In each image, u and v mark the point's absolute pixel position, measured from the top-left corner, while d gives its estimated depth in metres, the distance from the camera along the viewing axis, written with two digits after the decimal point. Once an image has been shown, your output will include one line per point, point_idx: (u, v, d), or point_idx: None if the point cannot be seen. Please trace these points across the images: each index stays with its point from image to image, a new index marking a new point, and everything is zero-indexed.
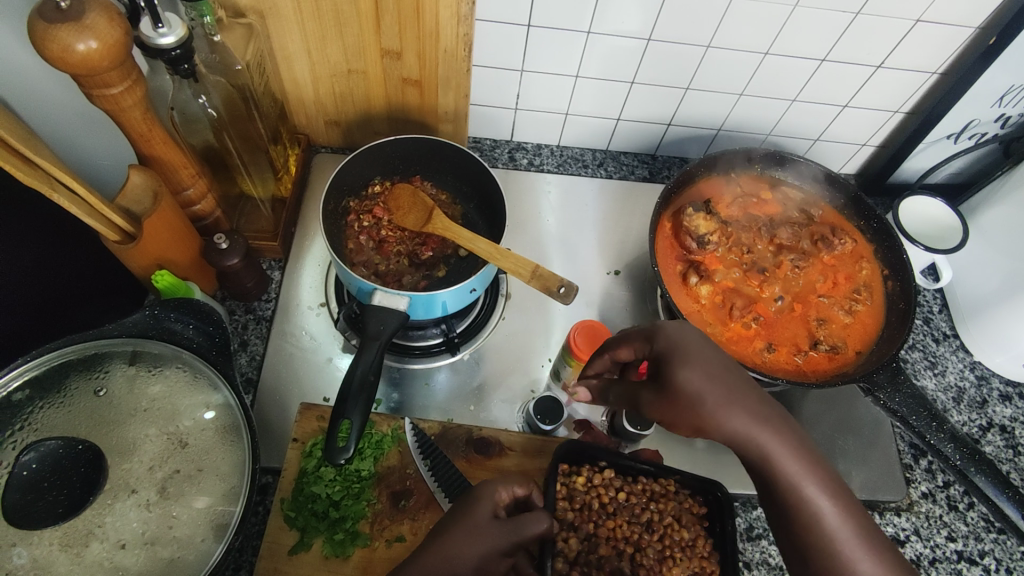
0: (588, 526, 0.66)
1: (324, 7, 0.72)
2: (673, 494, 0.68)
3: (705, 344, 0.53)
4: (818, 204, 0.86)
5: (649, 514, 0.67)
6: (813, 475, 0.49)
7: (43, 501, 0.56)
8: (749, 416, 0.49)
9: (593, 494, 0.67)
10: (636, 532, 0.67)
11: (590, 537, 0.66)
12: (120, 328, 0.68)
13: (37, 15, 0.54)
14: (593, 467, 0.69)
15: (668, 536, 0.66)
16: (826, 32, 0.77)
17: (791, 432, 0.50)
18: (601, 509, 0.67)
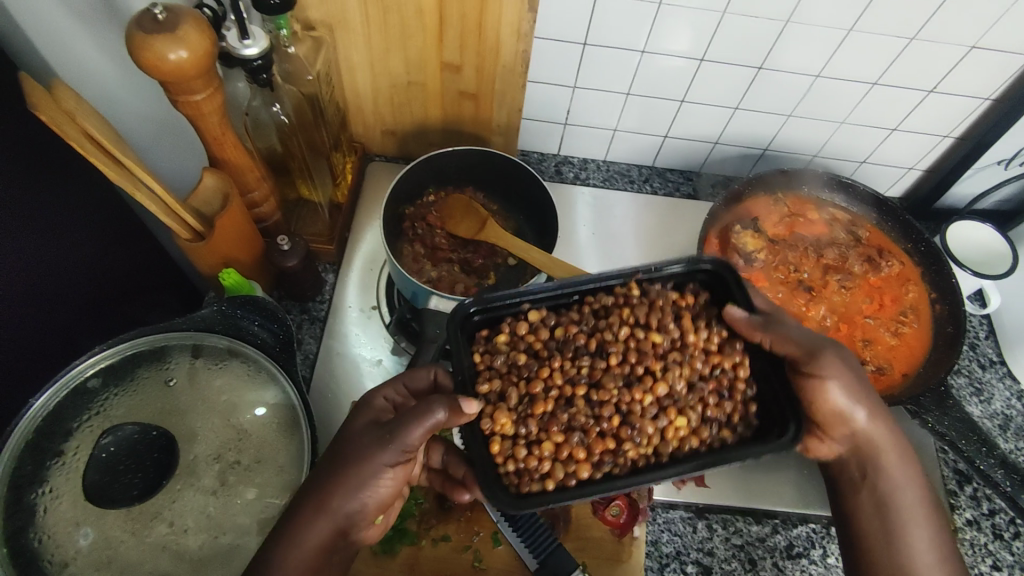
0: (510, 401, 0.55)
1: (390, 22, 0.75)
2: (636, 297, 0.60)
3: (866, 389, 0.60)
4: (866, 226, 0.86)
5: (606, 346, 0.58)
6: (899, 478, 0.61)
7: (120, 483, 0.60)
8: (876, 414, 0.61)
9: (510, 370, 0.57)
10: (589, 390, 0.57)
11: (519, 420, 0.55)
12: (189, 322, 0.71)
13: (136, 25, 0.58)
14: (515, 320, 0.60)
15: (634, 355, 0.58)
16: (879, 56, 0.78)
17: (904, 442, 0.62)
18: (529, 369, 0.57)
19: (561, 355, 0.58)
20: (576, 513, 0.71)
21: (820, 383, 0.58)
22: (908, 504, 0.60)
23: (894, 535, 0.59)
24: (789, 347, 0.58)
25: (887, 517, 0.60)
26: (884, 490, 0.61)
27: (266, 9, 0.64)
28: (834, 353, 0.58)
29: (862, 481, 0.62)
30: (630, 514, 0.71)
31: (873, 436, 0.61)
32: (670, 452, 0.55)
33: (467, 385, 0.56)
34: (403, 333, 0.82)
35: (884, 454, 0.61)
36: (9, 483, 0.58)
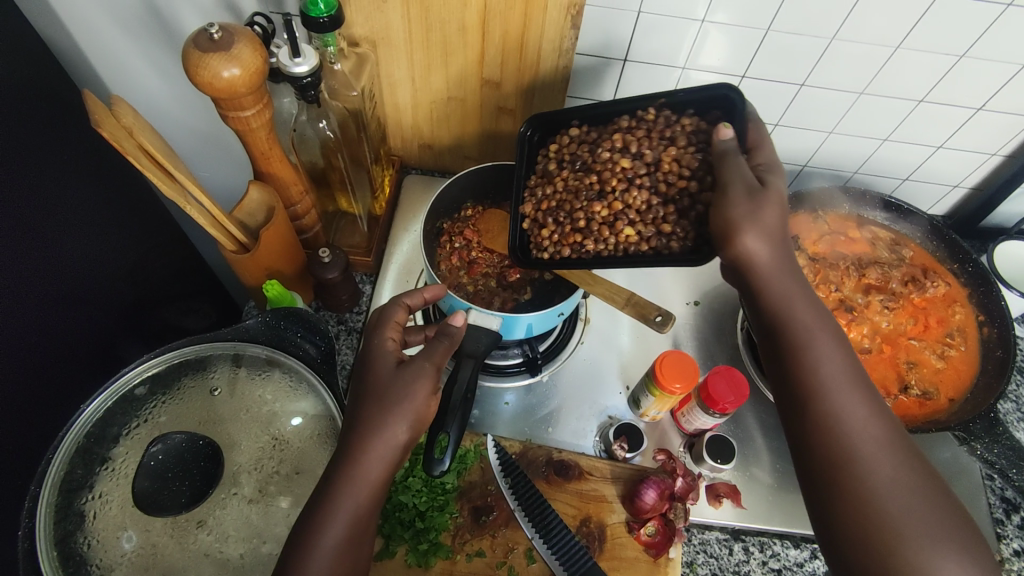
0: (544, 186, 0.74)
1: (433, 39, 0.76)
2: (652, 118, 0.71)
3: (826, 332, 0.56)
4: (909, 246, 0.85)
5: (609, 159, 0.71)
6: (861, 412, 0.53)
7: (168, 490, 0.61)
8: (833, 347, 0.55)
9: (561, 155, 0.75)
10: (602, 158, 0.71)
11: (541, 223, 0.74)
12: (233, 332, 0.72)
13: (192, 44, 0.59)
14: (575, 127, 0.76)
15: (639, 136, 0.70)
16: (926, 74, 0.77)
17: (848, 362, 0.55)
18: (557, 167, 0.74)
19: (576, 175, 0.72)
20: (611, 531, 0.71)
21: (755, 244, 0.57)
22: (869, 441, 0.52)
23: (852, 461, 0.51)
24: (733, 170, 0.60)
25: (837, 438, 0.52)
26: (834, 412, 0.53)
27: (315, 27, 0.65)
28: (779, 225, 0.58)
29: (808, 407, 0.54)
30: (666, 534, 0.70)
31: (823, 364, 0.55)
32: (621, 253, 0.69)
33: (515, 214, 0.76)
34: None
35: (836, 379, 0.54)
36: (60, 488, 0.59)
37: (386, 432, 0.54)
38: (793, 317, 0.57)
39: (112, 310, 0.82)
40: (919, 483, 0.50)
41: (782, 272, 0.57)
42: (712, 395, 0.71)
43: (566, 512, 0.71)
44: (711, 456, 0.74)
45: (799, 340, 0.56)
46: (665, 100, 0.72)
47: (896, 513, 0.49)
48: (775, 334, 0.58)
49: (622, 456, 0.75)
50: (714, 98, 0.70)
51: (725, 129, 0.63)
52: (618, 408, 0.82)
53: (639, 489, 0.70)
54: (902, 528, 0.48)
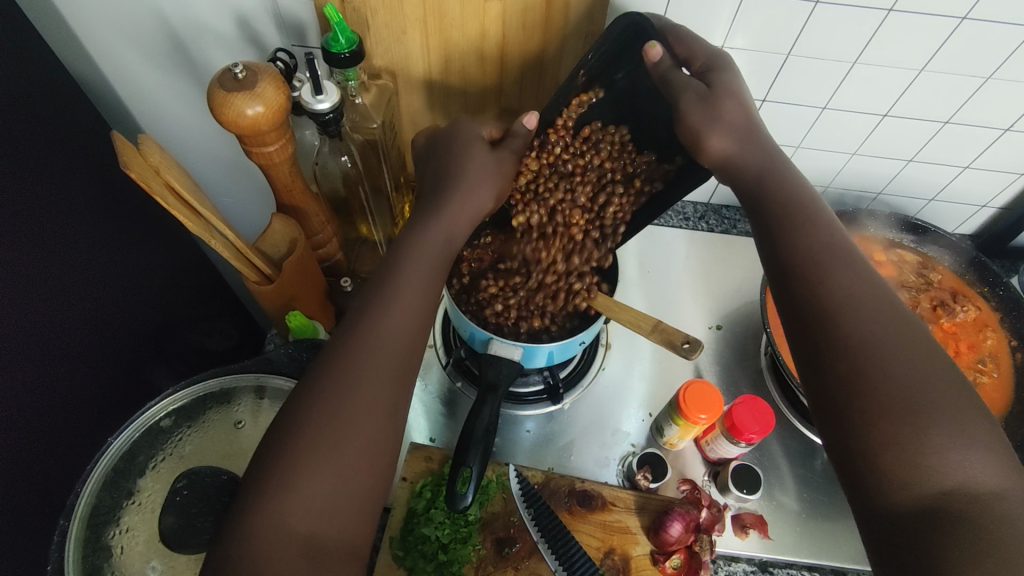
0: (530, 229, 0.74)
1: (453, 69, 0.76)
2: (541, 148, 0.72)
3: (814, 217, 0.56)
4: (936, 268, 0.83)
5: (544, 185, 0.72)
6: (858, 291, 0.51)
7: (194, 527, 0.60)
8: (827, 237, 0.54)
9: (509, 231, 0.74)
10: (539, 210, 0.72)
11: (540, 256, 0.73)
12: (257, 363, 0.73)
13: (217, 84, 0.60)
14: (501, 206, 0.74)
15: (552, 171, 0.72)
16: (951, 95, 0.76)
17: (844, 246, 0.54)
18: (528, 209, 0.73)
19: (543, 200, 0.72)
20: (635, 564, 0.70)
21: (718, 141, 0.61)
22: (871, 319, 0.49)
23: (850, 332, 0.48)
24: (674, 81, 0.63)
25: (835, 309, 0.50)
26: (830, 280, 0.51)
27: (337, 62, 0.66)
28: (741, 120, 0.62)
29: (809, 292, 0.52)
30: (691, 566, 0.69)
31: (823, 238, 0.54)
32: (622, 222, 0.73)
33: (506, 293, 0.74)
34: (460, 374, 0.83)
35: (827, 248, 0.53)
36: (88, 521, 0.60)
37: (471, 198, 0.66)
38: (782, 200, 0.58)
39: (139, 335, 0.83)
40: (923, 352, 0.47)
41: (760, 160, 0.60)
42: (738, 425, 0.70)
43: (590, 544, 0.71)
44: (737, 486, 0.73)
45: (801, 218, 0.56)
46: (586, 74, 0.68)
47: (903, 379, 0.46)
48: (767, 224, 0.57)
49: (646, 486, 0.75)
50: (621, 35, 0.65)
51: (654, 46, 0.62)
52: (639, 435, 0.82)
53: (664, 522, 0.69)
54: (910, 404, 0.45)
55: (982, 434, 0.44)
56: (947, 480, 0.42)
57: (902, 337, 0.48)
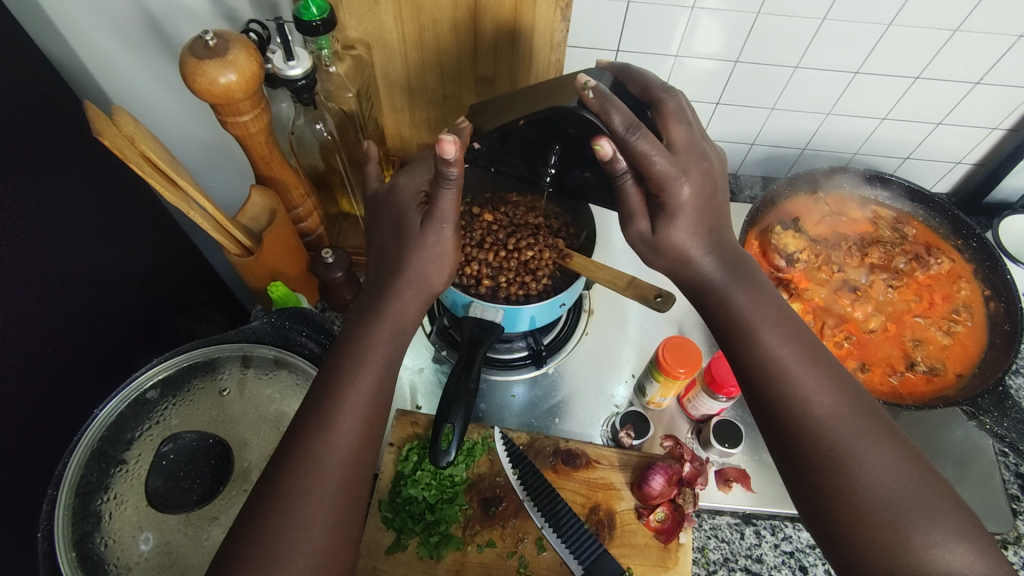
0: (489, 221, 0.79)
1: (426, 38, 0.77)
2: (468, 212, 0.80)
3: (768, 317, 0.56)
4: (911, 224, 0.84)
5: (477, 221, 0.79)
6: (821, 396, 0.52)
7: (181, 489, 0.63)
8: (782, 336, 0.55)
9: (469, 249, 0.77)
10: (483, 234, 0.78)
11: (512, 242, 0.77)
12: (240, 334, 0.74)
13: (189, 52, 0.61)
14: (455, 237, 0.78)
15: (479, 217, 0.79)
16: (921, 50, 0.77)
17: (804, 348, 0.54)
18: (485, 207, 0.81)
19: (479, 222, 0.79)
20: (620, 519, 0.71)
21: (665, 260, 0.58)
22: (836, 424, 0.50)
23: (824, 449, 0.49)
24: (629, 195, 0.57)
25: (805, 427, 0.50)
26: (793, 394, 0.52)
27: (309, 30, 0.66)
28: (702, 237, 0.57)
29: (779, 403, 0.52)
30: (676, 519, 0.70)
31: (771, 351, 0.54)
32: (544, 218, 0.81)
33: (496, 285, 0.75)
34: (444, 342, 0.84)
35: (790, 362, 0.53)
36: (76, 490, 0.61)
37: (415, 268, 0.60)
38: (738, 319, 0.56)
39: (126, 319, 0.83)
40: (892, 448, 0.49)
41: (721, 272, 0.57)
42: (716, 378, 0.71)
43: (575, 501, 0.72)
44: (718, 440, 0.74)
45: (747, 335, 0.55)
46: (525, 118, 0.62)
47: (877, 486, 0.47)
48: (728, 339, 0.56)
49: (629, 443, 0.76)
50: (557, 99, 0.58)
51: (602, 145, 0.52)
52: (623, 396, 0.83)
53: (647, 476, 0.71)
54: (889, 514, 0.46)
55: (958, 527, 0.46)
56: (935, 569, 0.44)
57: (873, 447, 0.49)
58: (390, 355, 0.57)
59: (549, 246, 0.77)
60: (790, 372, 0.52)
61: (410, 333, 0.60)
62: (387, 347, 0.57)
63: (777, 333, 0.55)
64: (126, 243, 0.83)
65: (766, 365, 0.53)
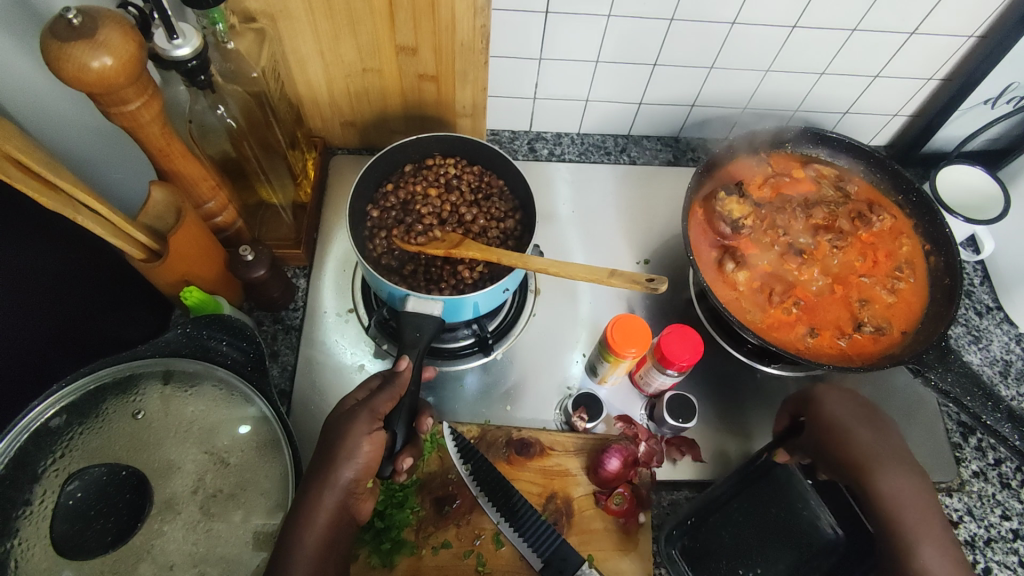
0: (428, 197, 0.76)
1: (336, 6, 0.69)
2: (405, 190, 0.77)
3: (930, 518, 0.60)
4: (853, 180, 0.83)
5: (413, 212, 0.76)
6: (930, 540, 0.59)
7: (93, 530, 0.57)
8: (903, 483, 0.62)
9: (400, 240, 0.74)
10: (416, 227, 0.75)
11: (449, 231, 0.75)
12: (153, 348, 0.67)
13: (49, 33, 0.52)
14: (385, 223, 0.75)
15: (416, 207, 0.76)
16: (858, 2, 0.74)
17: (930, 507, 0.61)
18: (426, 180, 0.77)
19: (414, 214, 0.76)
20: (577, 505, 0.69)
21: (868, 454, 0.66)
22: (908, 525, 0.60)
23: None
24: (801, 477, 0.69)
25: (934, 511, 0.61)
26: (878, 498, 0.61)
27: (197, 4, 0.58)
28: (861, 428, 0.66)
29: (893, 526, 0.60)
30: (634, 500, 0.69)
31: (886, 490, 0.62)
32: (485, 207, 0.76)
33: (428, 280, 0.73)
34: (384, 336, 0.79)
35: (911, 512, 0.60)
36: None
37: (327, 481, 0.54)
38: (844, 429, 0.66)
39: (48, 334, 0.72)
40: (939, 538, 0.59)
41: (852, 421, 0.66)
42: (667, 355, 0.69)
43: (531, 491, 0.70)
44: (671, 416, 0.72)
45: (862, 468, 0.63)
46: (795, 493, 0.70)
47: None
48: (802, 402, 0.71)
49: (583, 427, 0.74)
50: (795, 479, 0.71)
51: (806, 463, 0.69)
52: (575, 377, 0.80)
53: (603, 459, 0.69)
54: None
55: None
56: None
57: None
58: (329, 533, 0.53)
59: (490, 237, 0.75)
60: (895, 501, 0.61)
61: (355, 503, 0.56)
62: (331, 523, 0.53)
63: (896, 466, 0.63)
64: None
65: (872, 488, 0.62)
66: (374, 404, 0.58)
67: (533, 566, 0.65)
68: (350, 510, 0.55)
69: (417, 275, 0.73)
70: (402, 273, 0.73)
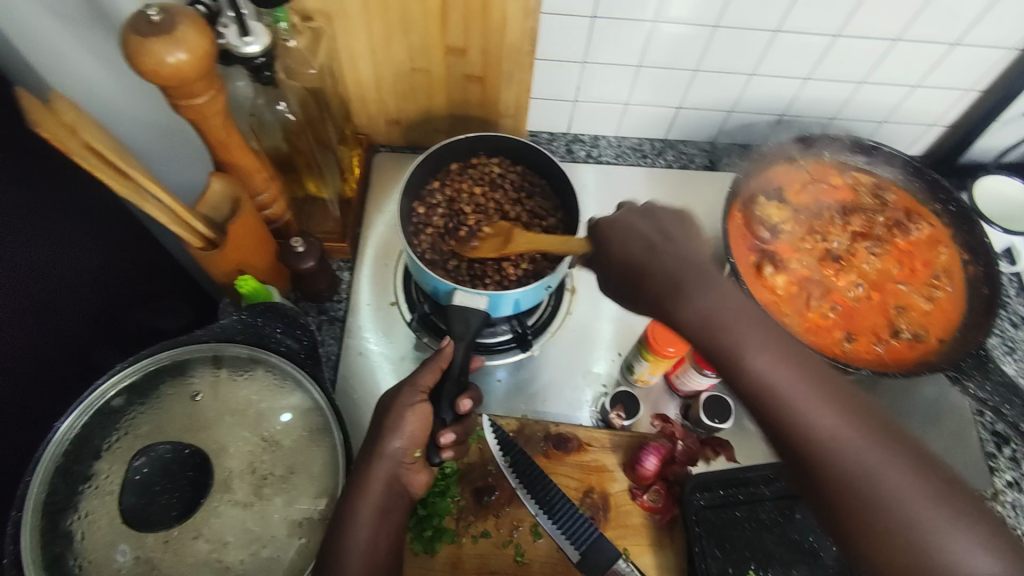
0: (472, 195, 0.79)
1: (391, 7, 0.71)
2: (453, 187, 0.79)
3: None
4: (891, 189, 0.84)
5: (459, 210, 0.78)
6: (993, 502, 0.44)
7: (157, 505, 0.59)
8: None
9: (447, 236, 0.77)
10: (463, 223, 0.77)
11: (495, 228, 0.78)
12: (209, 333, 0.70)
13: (130, 29, 0.54)
14: (433, 219, 0.77)
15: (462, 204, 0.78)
16: (902, 12, 0.75)
17: None
18: (473, 179, 0.80)
19: (461, 212, 0.78)
20: (614, 500, 0.71)
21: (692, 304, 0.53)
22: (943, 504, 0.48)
23: (890, 505, 0.43)
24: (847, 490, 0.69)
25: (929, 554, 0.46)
26: None
27: (264, 3, 0.61)
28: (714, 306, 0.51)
29: None
30: (669, 498, 0.70)
31: None
32: (529, 204, 0.79)
33: (475, 276, 0.74)
34: (425, 329, 0.81)
35: None
36: (44, 509, 0.57)
37: None
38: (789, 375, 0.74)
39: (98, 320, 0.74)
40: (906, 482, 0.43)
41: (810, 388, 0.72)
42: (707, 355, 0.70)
43: (568, 485, 0.71)
44: (707, 416, 0.73)
45: None
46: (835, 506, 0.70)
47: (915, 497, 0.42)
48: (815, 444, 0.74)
49: (619, 424, 0.75)
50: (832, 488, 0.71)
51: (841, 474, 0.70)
52: (611, 375, 0.82)
53: (640, 456, 0.70)
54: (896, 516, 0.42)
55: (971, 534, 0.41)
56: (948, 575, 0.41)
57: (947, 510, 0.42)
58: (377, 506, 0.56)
59: (534, 234, 0.77)
60: None
61: (406, 474, 0.59)
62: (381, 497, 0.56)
63: None
64: None
65: None
66: (418, 381, 0.62)
67: (571, 558, 0.65)
68: (401, 480, 0.59)
69: (465, 271, 0.74)
70: (450, 268, 0.75)
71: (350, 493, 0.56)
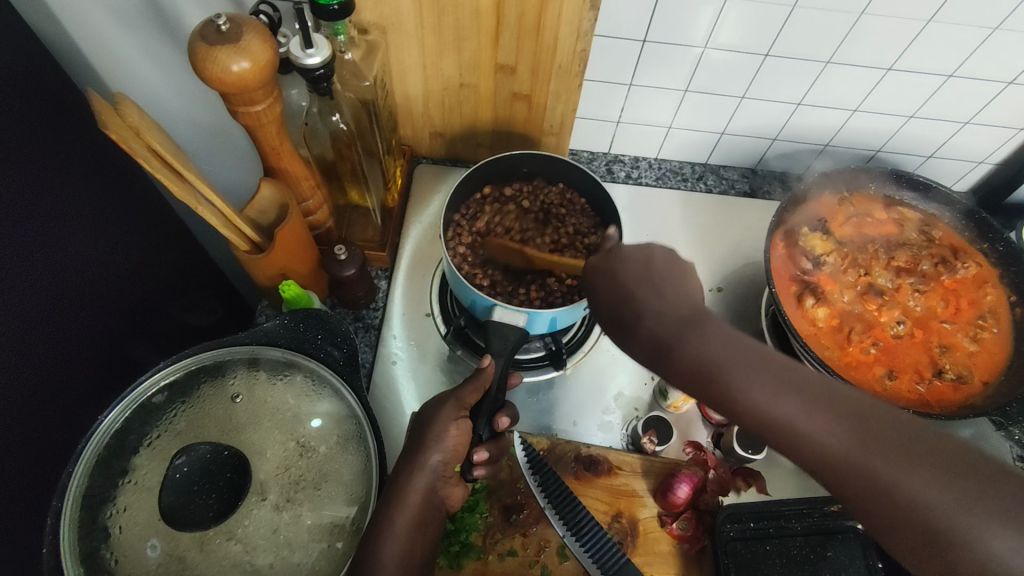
0: (517, 212, 0.80)
1: (445, 22, 0.72)
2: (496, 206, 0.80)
3: None
4: (938, 225, 0.82)
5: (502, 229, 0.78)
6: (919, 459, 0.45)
7: (196, 504, 0.60)
8: None
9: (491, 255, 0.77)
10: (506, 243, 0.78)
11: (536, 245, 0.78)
12: (250, 336, 0.71)
13: (199, 37, 0.56)
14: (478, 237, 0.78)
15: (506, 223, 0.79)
16: (957, 48, 0.74)
17: None
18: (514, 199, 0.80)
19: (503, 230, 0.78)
20: (643, 526, 0.70)
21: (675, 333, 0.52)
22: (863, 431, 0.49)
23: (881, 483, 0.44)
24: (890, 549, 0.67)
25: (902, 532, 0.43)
26: None
27: (327, 15, 0.62)
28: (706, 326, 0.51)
29: None
30: (699, 528, 0.69)
31: None
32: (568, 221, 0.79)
33: (522, 294, 0.74)
34: (459, 341, 0.82)
35: None
36: (83, 501, 0.58)
37: None
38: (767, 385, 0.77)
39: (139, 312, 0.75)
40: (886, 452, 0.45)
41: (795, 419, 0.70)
42: None
43: (597, 508, 0.71)
44: (741, 446, 0.72)
45: None
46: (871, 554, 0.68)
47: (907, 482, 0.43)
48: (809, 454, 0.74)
49: (652, 449, 0.74)
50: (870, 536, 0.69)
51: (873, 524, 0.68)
52: (644, 400, 0.80)
53: (672, 484, 0.69)
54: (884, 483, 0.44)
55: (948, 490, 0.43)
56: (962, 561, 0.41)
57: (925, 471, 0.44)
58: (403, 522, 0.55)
59: (575, 250, 0.77)
60: None
61: (442, 487, 0.61)
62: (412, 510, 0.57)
63: None
64: (117, 236, 0.79)
65: None
66: (460, 394, 0.63)
67: None
68: (437, 493, 0.61)
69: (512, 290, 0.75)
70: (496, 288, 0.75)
71: (387, 501, 0.58)
